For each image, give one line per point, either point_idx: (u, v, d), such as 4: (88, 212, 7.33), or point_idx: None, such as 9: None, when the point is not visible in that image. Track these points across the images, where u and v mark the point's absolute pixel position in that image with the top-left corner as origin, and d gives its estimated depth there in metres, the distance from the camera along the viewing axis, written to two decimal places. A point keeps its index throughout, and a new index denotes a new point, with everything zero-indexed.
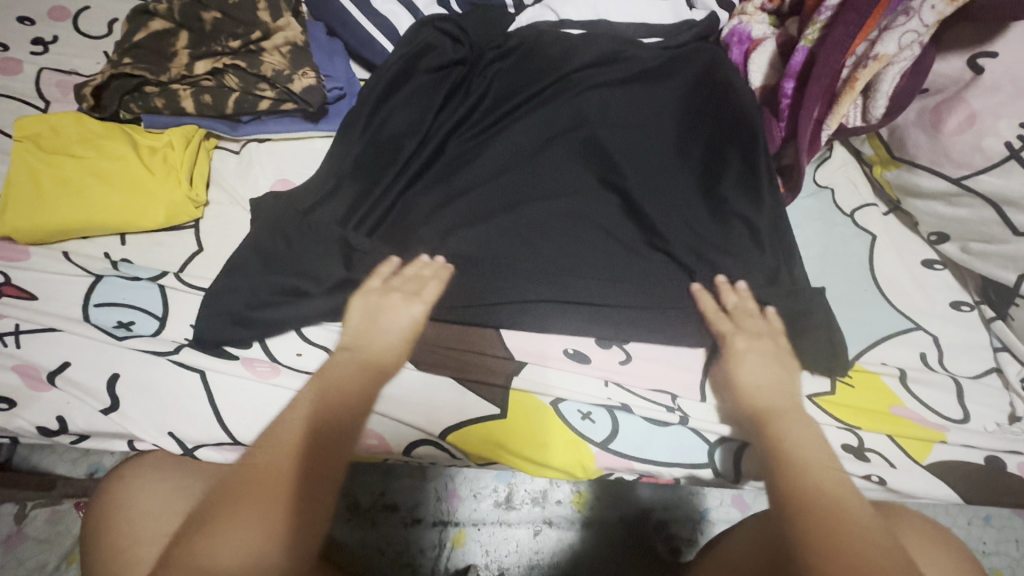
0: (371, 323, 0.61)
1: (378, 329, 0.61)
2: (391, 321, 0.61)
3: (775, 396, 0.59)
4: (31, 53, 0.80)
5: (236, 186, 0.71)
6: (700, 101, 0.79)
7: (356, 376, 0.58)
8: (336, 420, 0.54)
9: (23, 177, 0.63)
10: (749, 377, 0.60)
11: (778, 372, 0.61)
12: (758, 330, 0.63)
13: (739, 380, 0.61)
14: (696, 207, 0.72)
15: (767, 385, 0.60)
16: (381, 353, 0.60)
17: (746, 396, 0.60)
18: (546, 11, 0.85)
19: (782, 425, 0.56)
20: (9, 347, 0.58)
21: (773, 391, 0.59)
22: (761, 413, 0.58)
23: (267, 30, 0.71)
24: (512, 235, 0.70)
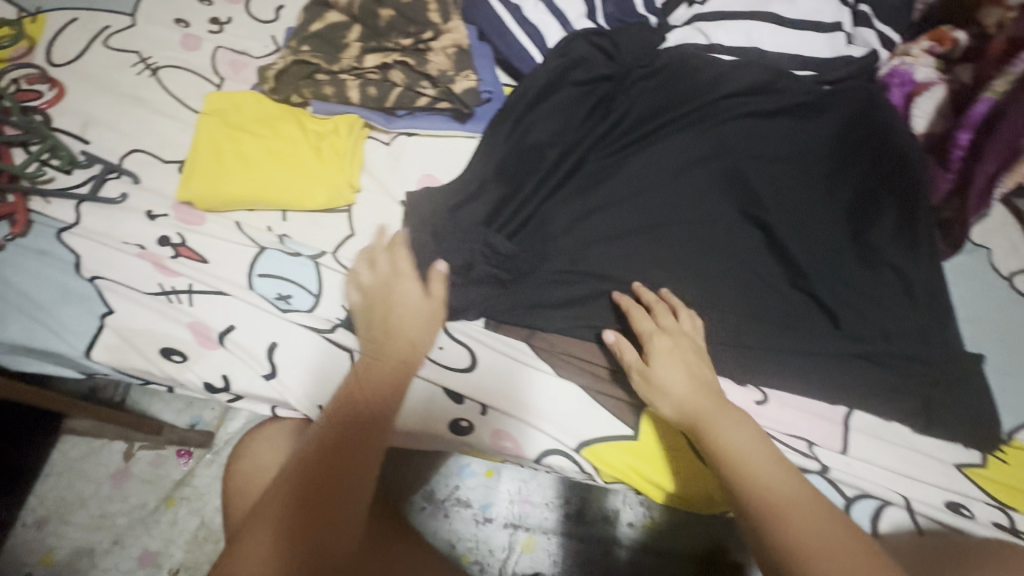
0: (395, 323, 0.60)
1: (405, 325, 0.60)
2: (413, 307, 0.61)
3: (695, 400, 0.55)
4: (209, 31, 0.85)
5: (386, 177, 0.73)
6: (852, 143, 0.76)
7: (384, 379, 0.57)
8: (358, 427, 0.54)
9: (209, 147, 0.68)
10: (669, 379, 0.56)
11: (691, 372, 0.57)
12: (664, 326, 0.60)
13: (662, 387, 0.56)
14: (844, 251, 0.70)
15: (688, 386, 0.56)
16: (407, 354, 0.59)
17: (675, 403, 0.56)
18: (697, 33, 0.85)
19: (713, 428, 0.53)
20: (184, 304, 0.62)
21: (694, 391, 0.56)
22: (689, 421, 0.54)
23: (437, 31, 0.74)
24: (650, 257, 0.70)
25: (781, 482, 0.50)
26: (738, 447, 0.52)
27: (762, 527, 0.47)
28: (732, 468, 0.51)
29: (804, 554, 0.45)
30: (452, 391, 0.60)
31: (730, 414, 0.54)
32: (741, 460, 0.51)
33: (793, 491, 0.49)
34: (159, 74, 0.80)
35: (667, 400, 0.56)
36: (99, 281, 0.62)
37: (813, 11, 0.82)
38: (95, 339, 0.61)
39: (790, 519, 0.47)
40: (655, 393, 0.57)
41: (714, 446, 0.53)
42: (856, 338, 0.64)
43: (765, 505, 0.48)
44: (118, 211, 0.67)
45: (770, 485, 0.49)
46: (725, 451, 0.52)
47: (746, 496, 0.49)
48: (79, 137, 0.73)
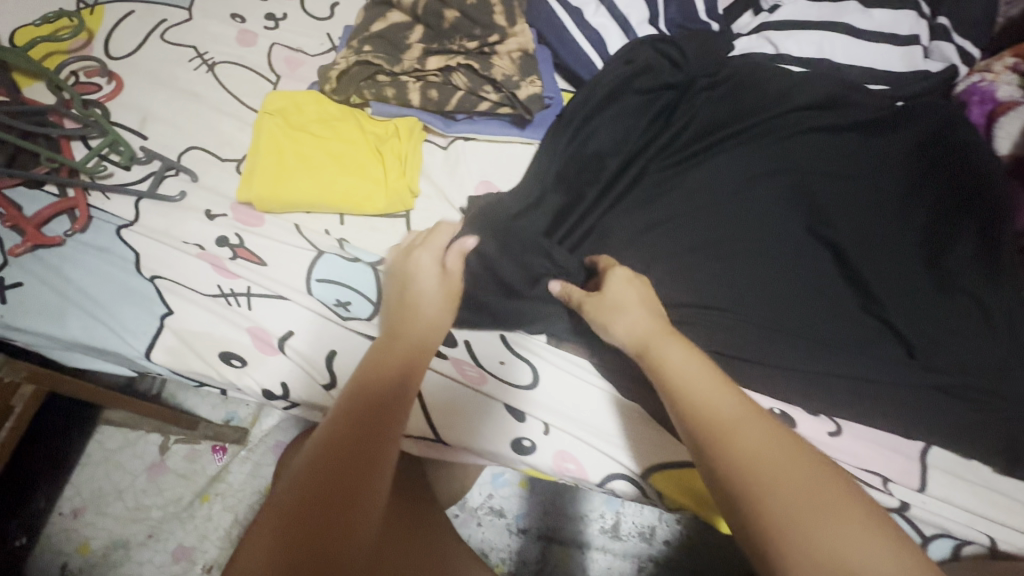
0: (410, 299, 0.56)
1: (417, 301, 0.55)
2: (427, 279, 0.56)
3: (643, 324, 0.51)
4: (264, 26, 0.84)
5: (444, 182, 0.72)
6: (929, 162, 0.72)
7: (390, 366, 0.50)
8: (364, 426, 0.45)
9: (270, 147, 0.67)
10: (619, 301, 0.54)
11: (638, 301, 0.54)
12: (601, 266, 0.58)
13: (615, 307, 0.53)
14: (921, 277, 0.65)
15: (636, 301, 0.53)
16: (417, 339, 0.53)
17: (626, 325, 0.52)
18: (764, 43, 0.82)
19: (659, 351, 0.49)
20: (242, 307, 0.61)
21: (642, 316, 0.52)
22: (637, 346, 0.51)
23: (503, 34, 0.72)
24: (719, 279, 0.67)
25: (723, 400, 0.44)
26: (681, 369, 0.47)
27: (711, 450, 0.42)
28: (680, 391, 0.45)
29: (754, 476, 0.40)
30: (514, 408, 0.59)
31: (671, 336, 0.50)
32: (686, 381, 0.46)
33: (737, 408, 0.44)
34: (216, 70, 0.79)
35: (619, 323, 0.52)
36: (159, 281, 0.62)
37: (887, 24, 0.79)
38: (155, 341, 0.60)
39: (735, 438, 0.42)
40: (608, 316, 0.54)
41: (659, 369, 0.48)
42: (939, 370, 0.60)
43: (709, 427, 0.43)
44: (177, 209, 0.66)
45: (711, 403, 0.44)
46: (670, 375, 0.47)
47: (686, 417, 0.44)
48: (138, 133, 0.72)
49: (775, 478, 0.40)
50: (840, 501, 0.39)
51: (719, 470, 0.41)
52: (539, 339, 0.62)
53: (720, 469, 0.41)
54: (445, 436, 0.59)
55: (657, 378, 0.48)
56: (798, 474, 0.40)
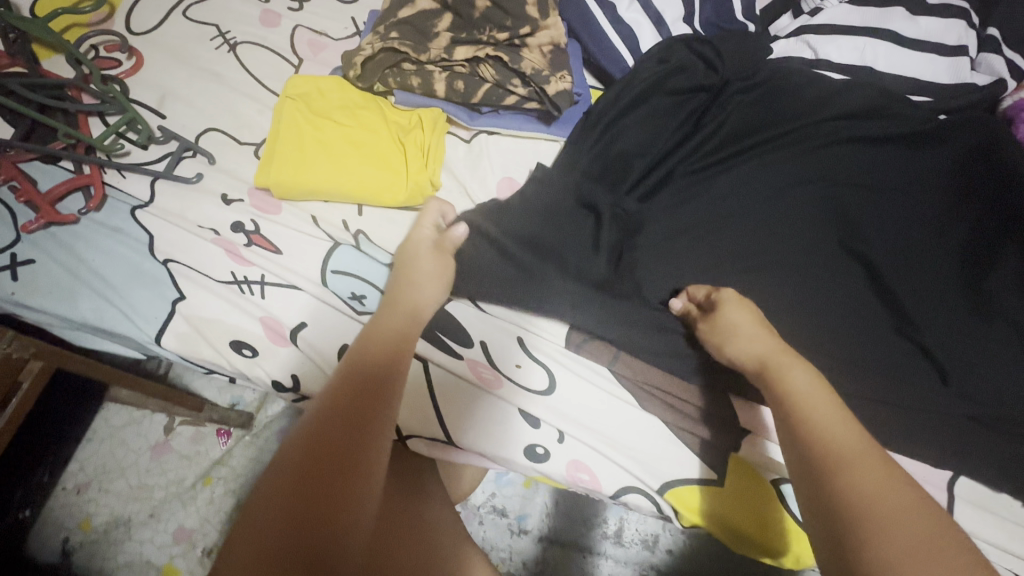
0: (408, 279, 0.56)
1: (413, 279, 0.56)
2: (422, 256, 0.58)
3: (759, 351, 0.50)
4: (288, 7, 0.81)
5: (467, 177, 0.69)
6: (971, 179, 0.69)
7: (379, 355, 0.48)
8: (353, 422, 0.43)
9: (291, 133, 0.66)
10: (735, 322, 0.53)
11: (757, 325, 0.52)
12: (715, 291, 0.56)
13: (729, 331, 0.52)
14: (956, 300, 0.63)
15: (751, 331, 0.51)
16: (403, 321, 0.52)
17: (739, 349, 0.51)
18: (804, 47, 0.80)
19: (782, 374, 0.48)
20: (255, 296, 0.60)
21: (763, 339, 0.51)
22: (752, 368, 0.50)
23: (535, 26, 0.70)
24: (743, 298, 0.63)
25: (860, 448, 0.43)
26: (804, 393, 0.47)
27: (829, 485, 0.42)
28: (806, 423, 0.45)
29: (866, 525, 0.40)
30: (529, 414, 0.57)
31: (796, 362, 0.49)
32: (815, 410, 0.45)
33: (863, 450, 0.43)
34: (237, 50, 0.77)
35: (733, 347, 0.52)
36: (171, 265, 0.61)
37: (935, 32, 0.77)
38: (165, 326, 0.59)
39: (859, 477, 0.41)
40: (720, 339, 0.53)
41: (781, 392, 0.47)
42: (968, 398, 0.58)
43: (829, 462, 0.43)
44: (193, 192, 0.65)
45: (834, 438, 0.44)
46: (793, 402, 0.46)
47: (805, 443, 0.44)
48: (156, 111, 0.71)
49: (890, 528, 0.39)
50: (959, 574, 0.38)
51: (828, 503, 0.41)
52: (558, 344, 0.60)
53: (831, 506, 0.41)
54: (457, 439, 0.57)
55: (775, 398, 0.48)
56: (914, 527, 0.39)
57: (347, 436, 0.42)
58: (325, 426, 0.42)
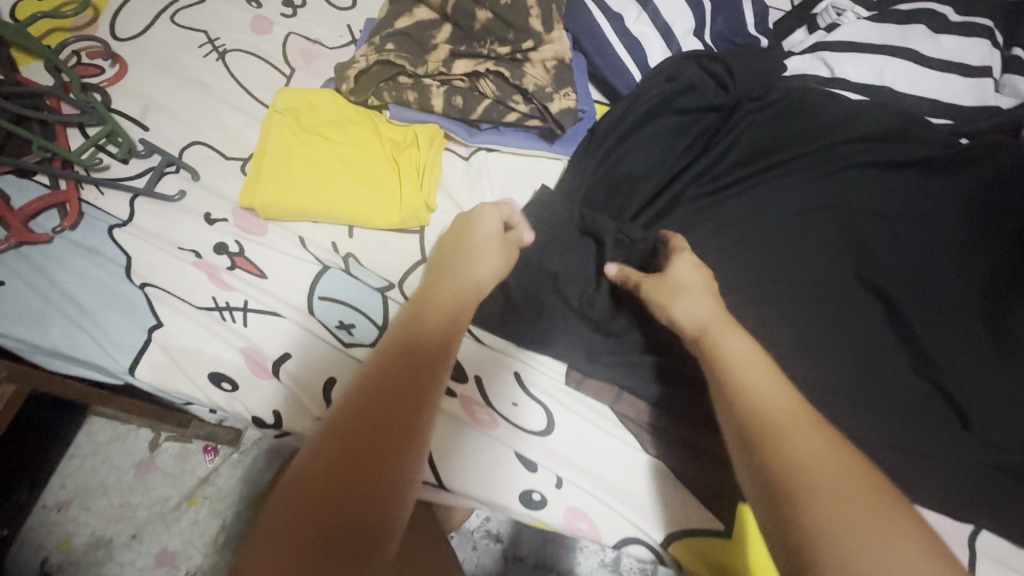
0: (467, 257, 0.53)
1: (474, 258, 0.53)
2: (485, 236, 0.55)
3: (709, 311, 0.49)
4: (281, 14, 0.78)
5: (464, 198, 0.66)
6: (996, 206, 0.65)
7: (437, 332, 0.46)
8: (388, 417, 0.39)
9: (278, 149, 0.62)
10: (686, 280, 0.52)
11: (705, 291, 0.51)
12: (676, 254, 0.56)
13: (675, 295, 0.51)
14: (978, 339, 0.59)
15: (694, 294, 0.50)
16: (450, 304, 0.49)
17: (685, 310, 0.49)
18: (819, 64, 0.76)
19: (719, 340, 0.46)
20: (237, 324, 0.56)
21: (708, 305, 0.50)
22: (695, 330, 0.48)
23: (538, 40, 0.66)
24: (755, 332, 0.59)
25: (792, 409, 0.42)
26: (739, 358, 0.45)
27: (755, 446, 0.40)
28: (741, 387, 0.43)
29: (792, 486, 0.37)
30: (525, 457, 0.54)
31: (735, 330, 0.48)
32: (747, 371, 0.44)
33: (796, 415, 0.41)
34: (226, 59, 0.73)
35: (679, 307, 0.50)
36: (149, 289, 0.57)
37: (958, 51, 0.74)
38: (140, 355, 0.55)
39: (786, 438, 0.40)
40: (670, 295, 0.51)
41: (716, 355, 0.46)
42: (992, 445, 0.54)
43: (759, 424, 0.41)
44: (175, 210, 0.61)
45: (766, 401, 0.42)
46: (725, 364, 0.45)
47: (736, 409, 0.42)
48: (139, 123, 0.67)
49: (820, 487, 0.37)
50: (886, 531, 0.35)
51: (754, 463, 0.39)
52: (556, 380, 0.57)
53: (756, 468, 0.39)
54: (449, 482, 0.54)
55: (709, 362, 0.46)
56: (847, 490, 0.37)
57: (385, 434, 0.39)
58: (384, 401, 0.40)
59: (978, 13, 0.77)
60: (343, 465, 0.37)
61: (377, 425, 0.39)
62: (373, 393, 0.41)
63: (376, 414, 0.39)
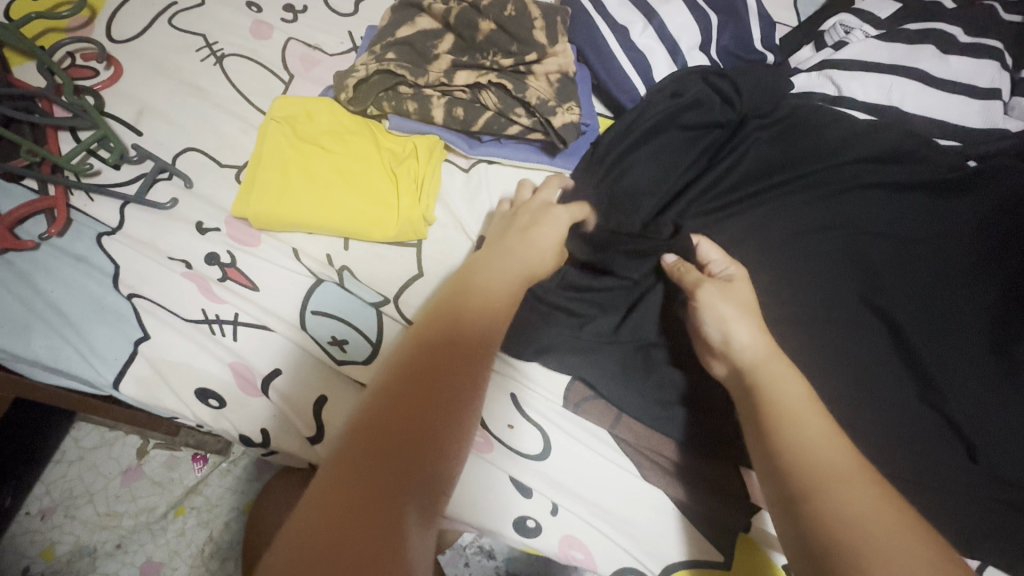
0: (525, 236, 0.54)
1: (532, 239, 0.54)
2: (546, 231, 0.55)
3: (764, 339, 0.47)
4: (282, 20, 0.77)
5: (463, 211, 0.64)
6: (1004, 233, 0.64)
7: (497, 297, 0.46)
8: (435, 378, 0.38)
9: (275, 159, 0.61)
10: (742, 300, 0.50)
11: (756, 316, 0.50)
12: (725, 274, 0.53)
13: (731, 317, 0.48)
14: (984, 366, 0.57)
15: (751, 321, 0.48)
16: (501, 281, 0.48)
17: (745, 336, 0.47)
18: (826, 82, 0.75)
19: (762, 378, 0.45)
20: (226, 338, 0.55)
21: (761, 334, 0.48)
22: (751, 359, 0.46)
23: (542, 52, 0.65)
24: None
25: (834, 453, 0.40)
26: (784, 396, 0.43)
27: (791, 497, 0.39)
28: (795, 425, 0.41)
29: (845, 534, 0.35)
30: (519, 481, 0.53)
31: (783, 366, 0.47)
32: (786, 412, 0.42)
33: (839, 461, 0.39)
34: (224, 64, 0.72)
35: (740, 331, 0.47)
36: (136, 300, 0.56)
37: (965, 73, 0.73)
38: (126, 368, 0.54)
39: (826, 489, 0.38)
40: (727, 316, 0.48)
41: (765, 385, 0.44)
42: (998, 479, 0.53)
43: (809, 467, 0.39)
44: (165, 219, 0.60)
45: (807, 446, 0.40)
46: (774, 398, 0.43)
47: (774, 456, 0.41)
48: (133, 128, 0.66)
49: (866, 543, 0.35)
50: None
51: (802, 505, 0.38)
52: (553, 403, 0.55)
53: (805, 513, 0.37)
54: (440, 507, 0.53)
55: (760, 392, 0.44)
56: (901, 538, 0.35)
57: (443, 383, 0.38)
58: (449, 350, 0.40)
59: (986, 34, 0.76)
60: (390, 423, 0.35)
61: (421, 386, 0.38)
62: (418, 356, 0.39)
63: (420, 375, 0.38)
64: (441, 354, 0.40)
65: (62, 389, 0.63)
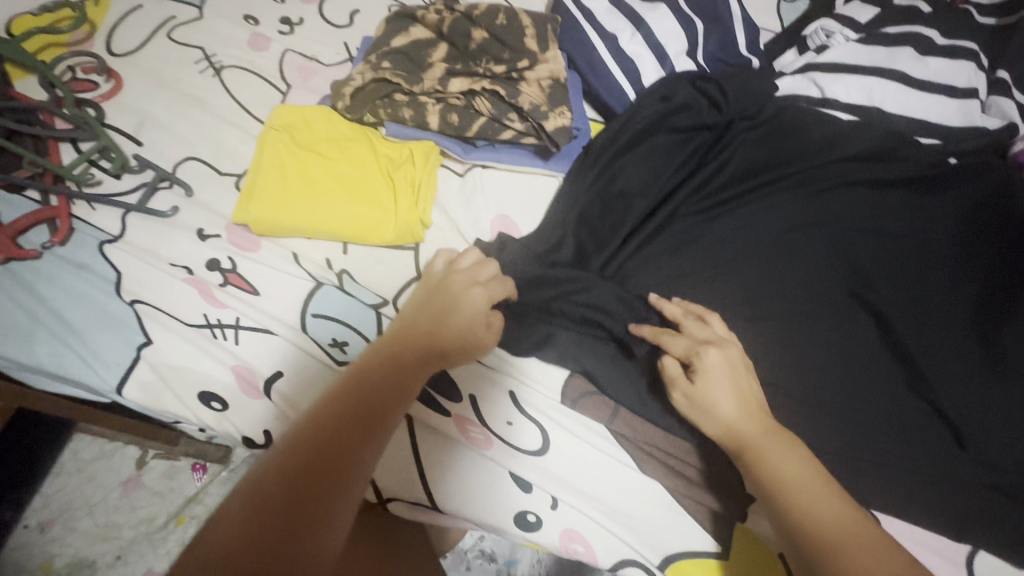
0: (437, 307, 0.50)
1: (445, 314, 0.50)
2: (460, 307, 0.50)
3: (742, 417, 0.48)
4: (279, 32, 0.78)
5: (460, 214, 0.65)
6: (983, 227, 0.66)
7: (395, 373, 0.45)
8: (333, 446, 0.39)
9: (273, 167, 0.62)
10: (718, 408, 0.49)
11: (737, 389, 0.49)
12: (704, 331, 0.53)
13: (711, 406, 0.49)
14: (970, 356, 0.59)
15: (736, 403, 0.48)
16: (404, 358, 0.47)
17: (723, 420, 0.48)
18: (810, 84, 0.77)
19: (755, 457, 0.47)
20: (228, 342, 0.56)
21: (740, 415, 0.48)
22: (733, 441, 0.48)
23: (534, 60, 0.67)
24: (752, 351, 0.59)
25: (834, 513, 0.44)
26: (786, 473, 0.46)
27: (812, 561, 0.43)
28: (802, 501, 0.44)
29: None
30: (520, 477, 0.54)
31: (771, 434, 0.48)
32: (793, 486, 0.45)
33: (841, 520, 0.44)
34: (222, 75, 0.74)
35: (715, 418, 0.48)
36: (139, 306, 0.57)
37: (943, 73, 0.76)
38: (129, 374, 0.55)
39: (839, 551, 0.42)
40: (701, 412, 0.49)
41: (768, 475, 0.46)
42: (987, 465, 0.54)
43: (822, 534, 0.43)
44: (167, 226, 0.61)
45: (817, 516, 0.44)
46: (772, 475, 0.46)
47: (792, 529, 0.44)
48: (134, 139, 0.67)
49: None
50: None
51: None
52: (551, 400, 0.56)
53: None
54: (442, 503, 0.54)
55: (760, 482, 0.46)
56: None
57: (319, 468, 0.38)
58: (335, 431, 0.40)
59: (963, 36, 0.79)
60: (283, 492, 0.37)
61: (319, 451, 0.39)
62: (307, 435, 0.40)
63: (319, 452, 0.39)
64: (344, 424, 0.41)
65: (65, 397, 0.63)
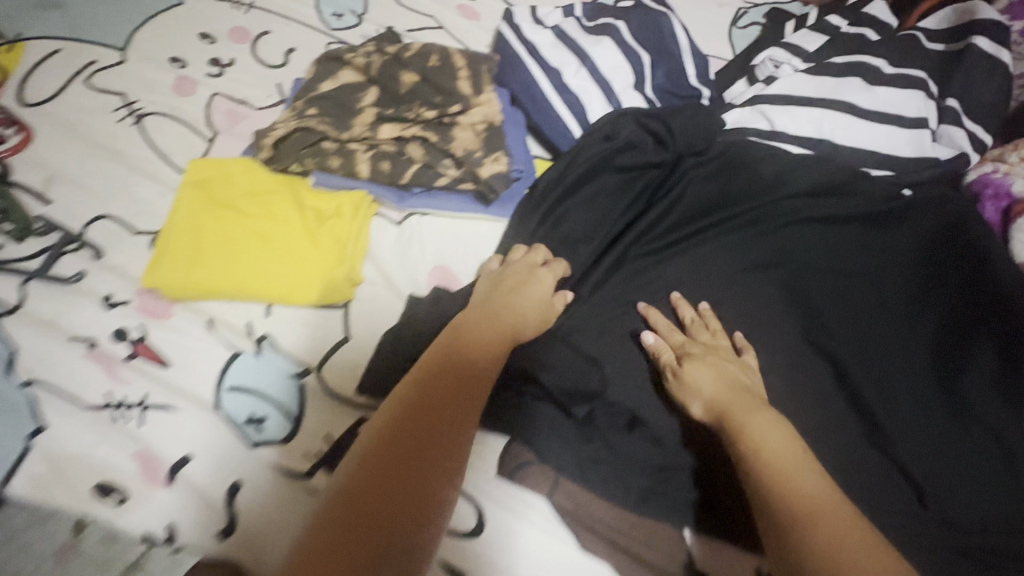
0: (510, 290, 0.54)
1: (515, 297, 0.54)
2: (528, 294, 0.55)
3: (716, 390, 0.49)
4: (207, 74, 0.75)
5: (393, 266, 0.61)
6: (938, 263, 0.64)
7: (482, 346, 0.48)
8: (415, 460, 0.37)
9: (188, 227, 0.59)
10: (699, 385, 0.50)
11: (720, 370, 0.51)
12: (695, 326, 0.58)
13: (692, 384, 0.50)
14: (929, 401, 0.56)
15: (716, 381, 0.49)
16: (484, 333, 0.49)
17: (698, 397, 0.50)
18: (759, 117, 0.75)
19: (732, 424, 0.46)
20: (132, 423, 0.51)
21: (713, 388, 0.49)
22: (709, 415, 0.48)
23: (466, 104, 0.65)
24: None
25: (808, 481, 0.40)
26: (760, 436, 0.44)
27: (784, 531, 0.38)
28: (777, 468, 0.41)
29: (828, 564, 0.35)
30: (454, 568, 0.48)
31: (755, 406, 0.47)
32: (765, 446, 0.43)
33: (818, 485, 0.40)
34: (143, 123, 0.69)
35: (693, 397, 0.50)
36: (34, 387, 0.52)
37: (893, 102, 0.74)
38: (17, 466, 0.49)
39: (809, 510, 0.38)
40: (683, 390, 0.51)
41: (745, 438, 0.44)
42: (951, 525, 0.50)
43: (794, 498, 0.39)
44: (70, 294, 0.56)
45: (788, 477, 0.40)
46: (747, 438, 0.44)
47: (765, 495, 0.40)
48: (41, 196, 0.63)
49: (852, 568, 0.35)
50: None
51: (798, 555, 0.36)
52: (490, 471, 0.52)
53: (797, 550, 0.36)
54: None
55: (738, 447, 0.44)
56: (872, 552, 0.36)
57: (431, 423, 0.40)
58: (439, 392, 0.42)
59: (912, 63, 0.78)
60: (364, 500, 0.34)
61: (397, 463, 0.36)
62: (412, 398, 0.41)
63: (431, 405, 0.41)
64: (435, 402, 0.41)
65: None
